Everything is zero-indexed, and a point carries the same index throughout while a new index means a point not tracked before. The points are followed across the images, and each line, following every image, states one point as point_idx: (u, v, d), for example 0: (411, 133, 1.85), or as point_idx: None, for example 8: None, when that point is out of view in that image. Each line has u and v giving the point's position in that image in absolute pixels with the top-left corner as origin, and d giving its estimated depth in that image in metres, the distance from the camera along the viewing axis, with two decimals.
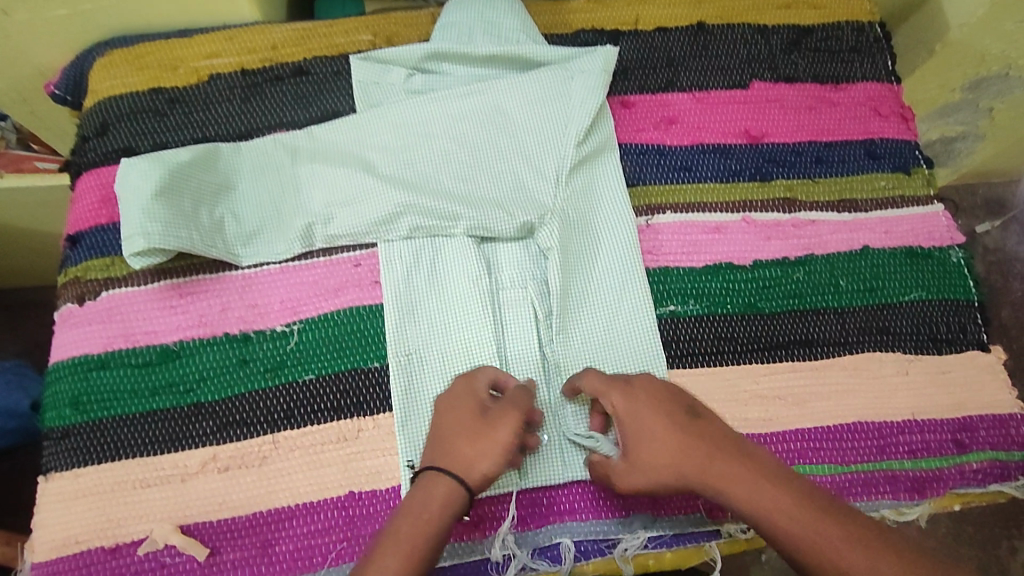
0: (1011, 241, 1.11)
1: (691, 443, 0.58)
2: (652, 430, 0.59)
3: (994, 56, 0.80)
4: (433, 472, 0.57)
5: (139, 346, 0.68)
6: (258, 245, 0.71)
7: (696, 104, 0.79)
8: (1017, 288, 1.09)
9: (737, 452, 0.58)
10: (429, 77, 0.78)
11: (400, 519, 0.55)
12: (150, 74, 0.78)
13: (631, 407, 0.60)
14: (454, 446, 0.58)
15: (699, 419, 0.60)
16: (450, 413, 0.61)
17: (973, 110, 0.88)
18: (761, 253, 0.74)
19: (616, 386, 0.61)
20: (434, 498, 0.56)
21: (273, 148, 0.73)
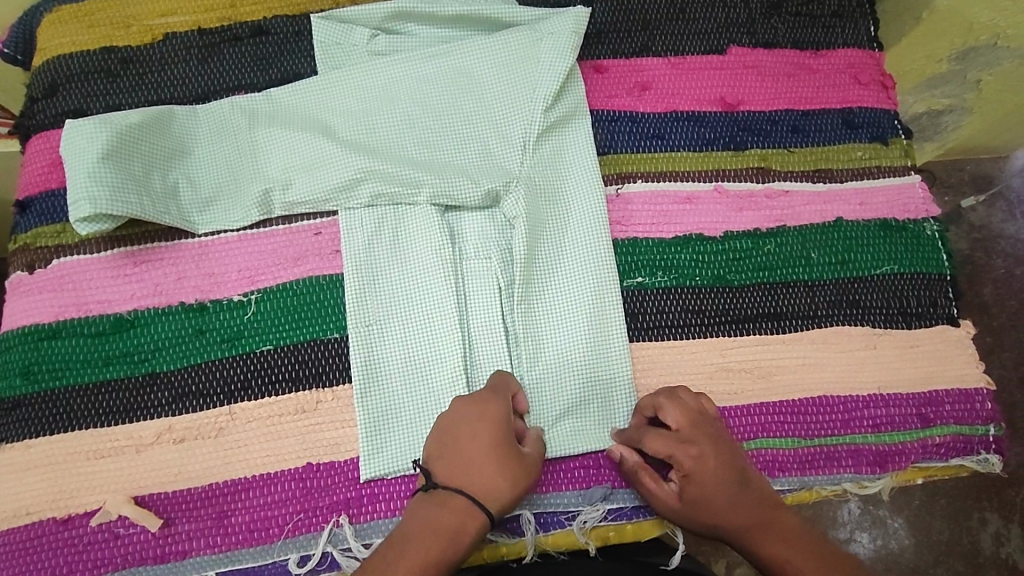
0: (996, 218, 1.10)
1: (747, 514, 0.58)
2: (716, 502, 0.58)
3: (982, 25, 0.77)
4: (463, 500, 0.55)
5: (91, 315, 0.66)
6: (214, 212, 0.68)
7: (671, 70, 0.77)
8: (999, 265, 1.08)
9: (784, 521, 0.58)
10: (394, 38, 0.75)
11: (415, 541, 0.53)
12: (102, 32, 0.74)
13: (698, 476, 0.58)
14: (491, 479, 0.56)
15: (756, 487, 0.59)
16: (488, 439, 0.57)
17: (961, 82, 0.85)
18: (732, 225, 0.72)
19: (684, 451, 0.58)
20: (457, 527, 0.54)
21: (230, 111, 0.71)
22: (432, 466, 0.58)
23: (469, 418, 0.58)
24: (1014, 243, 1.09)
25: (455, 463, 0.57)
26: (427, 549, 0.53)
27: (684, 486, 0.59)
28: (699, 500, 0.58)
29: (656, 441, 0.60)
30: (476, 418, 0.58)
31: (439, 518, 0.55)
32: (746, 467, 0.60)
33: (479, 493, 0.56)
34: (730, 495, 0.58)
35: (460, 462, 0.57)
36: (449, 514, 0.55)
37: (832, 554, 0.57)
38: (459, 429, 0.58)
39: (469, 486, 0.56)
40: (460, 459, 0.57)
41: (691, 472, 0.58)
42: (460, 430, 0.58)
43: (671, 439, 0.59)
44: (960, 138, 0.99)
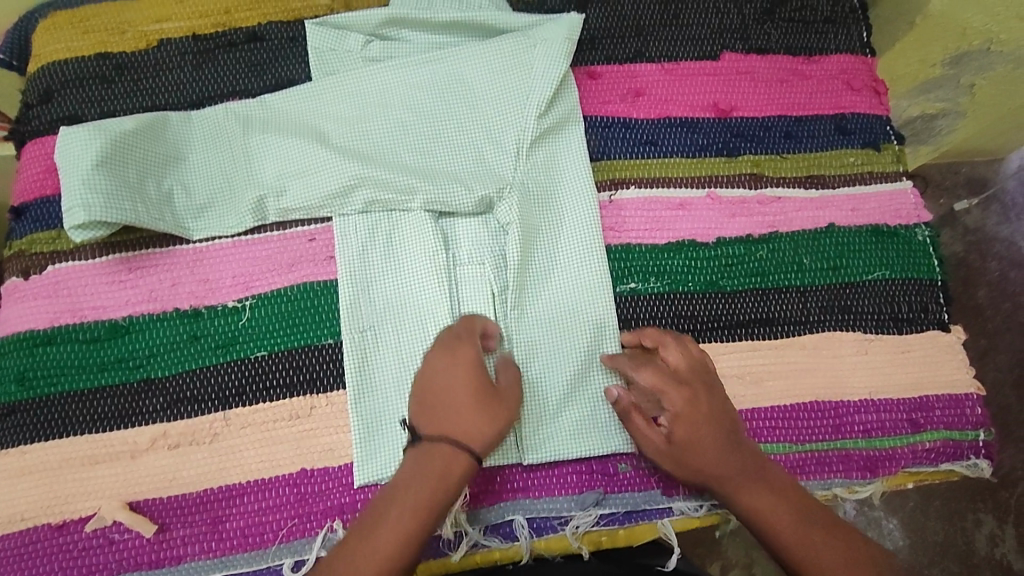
0: (991, 220, 1.11)
1: (735, 457, 0.60)
2: (708, 442, 0.60)
3: (976, 30, 0.77)
4: (446, 446, 0.57)
5: (86, 322, 0.66)
6: (209, 218, 0.69)
7: (665, 75, 0.77)
8: (994, 267, 1.09)
9: (766, 467, 0.61)
10: (388, 44, 0.75)
11: (406, 492, 0.56)
12: (96, 38, 0.75)
13: (692, 415, 0.61)
14: (472, 423, 0.58)
15: (742, 432, 0.62)
16: (463, 386, 0.59)
17: (955, 85, 0.86)
18: (725, 231, 0.73)
19: (680, 388, 0.61)
20: (445, 472, 0.57)
21: (224, 117, 0.71)
22: (416, 418, 0.60)
23: (444, 365, 0.60)
24: (1009, 246, 1.09)
25: (435, 413, 0.59)
26: (419, 496, 0.56)
27: (678, 425, 0.61)
28: (690, 442, 0.60)
29: (650, 377, 0.62)
30: (450, 367, 0.60)
31: (427, 467, 0.57)
32: (733, 411, 0.63)
33: (461, 436, 0.58)
34: (718, 435, 0.61)
35: (439, 411, 0.59)
36: (434, 462, 0.57)
37: (803, 497, 0.61)
38: (434, 378, 0.60)
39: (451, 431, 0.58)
40: (440, 407, 0.59)
41: (685, 411, 0.61)
42: (435, 379, 0.60)
43: (667, 376, 0.62)
44: (955, 142, 1.00)
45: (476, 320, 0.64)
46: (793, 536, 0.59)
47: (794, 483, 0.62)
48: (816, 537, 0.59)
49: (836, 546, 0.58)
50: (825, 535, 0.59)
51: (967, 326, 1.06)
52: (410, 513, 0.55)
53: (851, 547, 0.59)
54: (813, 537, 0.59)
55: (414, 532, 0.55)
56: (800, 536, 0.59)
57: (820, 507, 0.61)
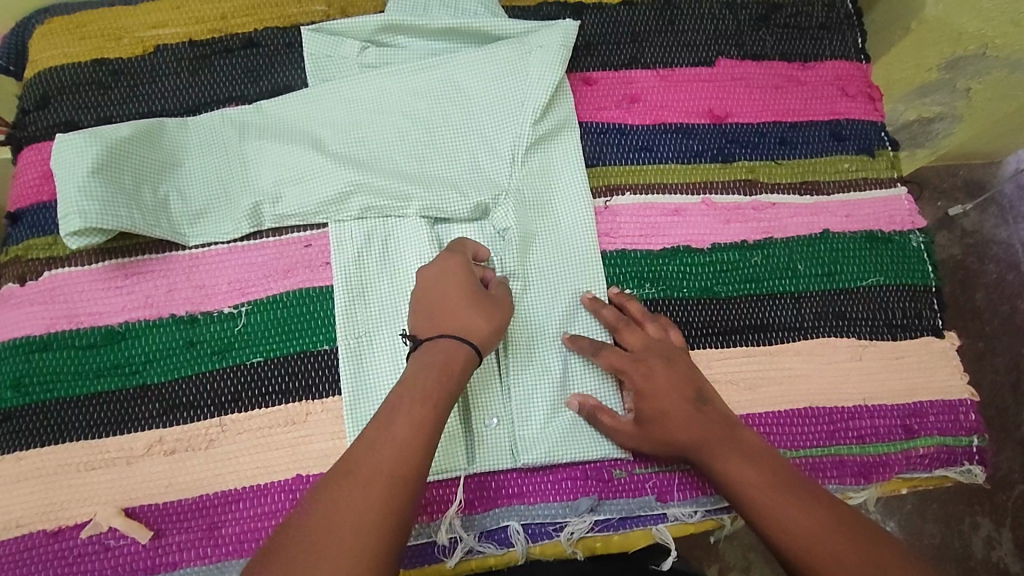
0: (988, 223, 1.11)
1: (698, 425, 0.61)
2: (669, 413, 0.62)
3: (971, 35, 0.78)
4: (447, 337, 0.57)
5: (83, 328, 0.66)
6: (205, 225, 0.69)
7: (660, 82, 0.77)
8: (991, 269, 1.09)
9: (735, 434, 0.61)
10: (385, 50, 0.75)
11: (397, 403, 0.53)
12: (94, 44, 0.75)
13: (650, 389, 0.63)
14: (470, 315, 0.59)
15: (709, 401, 0.63)
16: (456, 285, 0.60)
17: (951, 89, 0.86)
18: (719, 237, 0.73)
19: (637, 366, 0.64)
20: (450, 359, 0.56)
21: (220, 123, 0.71)
22: (415, 327, 0.60)
23: (434, 273, 0.61)
24: (1006, 249, 1.09)
25: (430, 315, 0.59)
26: (417, 396, 0.54)
27: (639, 401, 0.63)
28: (653, 416, 0.62)
29: (608, 359, 0.64)
30: (440, 273, 0.61)
31: (431, 358, 0.56)
32: (696, 380, 0.63)
33: (461, 328, 0.58)
34: (682, 406, 0.62)
35: (435, 312, 0.59)
36: (438, 350, 0.57)
37: (775, 464, 0.59)
38: (426, 284, 0.61)
39: (450, 326, 0.58)
40: (433, 310, 0.59)
41: (643, 387, 0.63)
42: (428, 285, 0.61)
43: (624, 356, 0.64)
44: (952, 145, 1.00)
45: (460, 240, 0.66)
46: (759, 500, 0.57)
47: (769, 451, 0.60)
48: (784, 500, 0.56)
49: (809, 508, 0.55)
50: (796, 499, 0.56)
51: (965, 328, 1.06)
52: (408, 414, 0.53)
53: (832, 507, 0.55)
54: (786, 503, 0.55)
55: (415, 438, 0.52)
56: (767, 500, 0.56)
57: (794, 474, 0.58)
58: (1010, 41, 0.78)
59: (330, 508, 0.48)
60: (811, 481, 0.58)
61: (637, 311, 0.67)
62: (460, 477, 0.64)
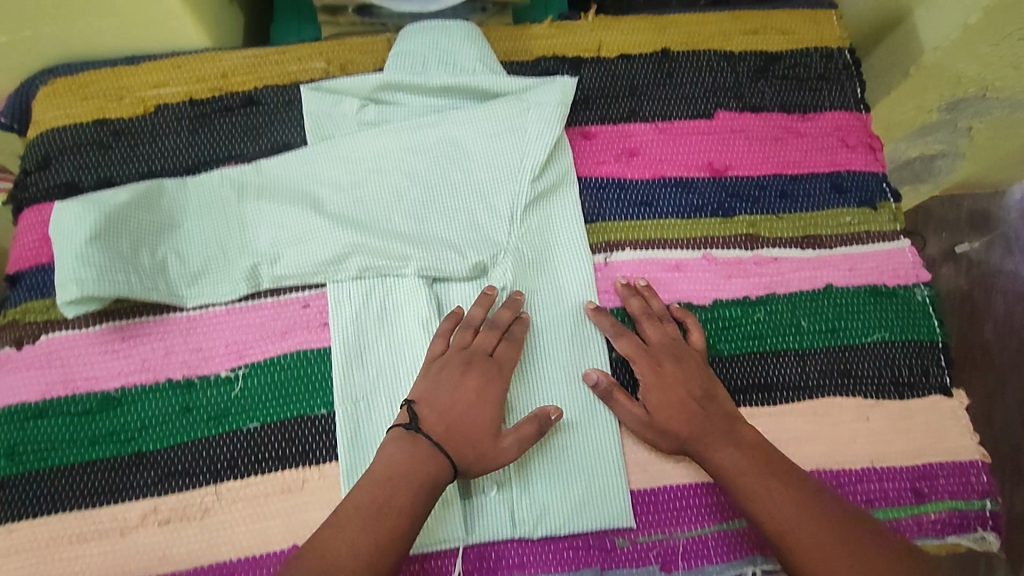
0: (995, 256, 1.14)
1: (701, 421, 0.63)
2: (674, 408, 0.64)
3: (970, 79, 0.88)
4: (444, 457, 0.59)
5: (79, 394, 0.65)
6: (204, 286, 0.69)
7: (659, 135, 0.78)
8: (999, 303, 1.12)
9: (734, 428, 0.63)
10: (383, 108, 0.75)
11: (384, 501, 0.57)
12: (95, 104, 0.76)
13: (658, 384, 0.65)
14: (470, 451, 0.61)
15: (714, 398, 0.65)
16: (481, 416, 0.62)
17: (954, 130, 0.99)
18: (720, 293, 0.72)
19: (649, 358, 0.66)
20: (431, 480, 0.59)
21: (220, 184, 0.72)
22: (420, 408, 0.62)
23: (472, 387, 0.63)
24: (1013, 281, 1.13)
25: (445, 425, 0.61)
26: (403, 510, 0.57)
27: (649, 395, 0.65)
28: (662, 409, 0.64)
29: (626, 346, 0.67)
30: (475, 395, 0.62)
31: (417, 472, 0.58)
32: (705, 381, 0.66)
33: (455, 456, 0.60)
34: (688, 405, 0.64)
35: (448, 422, 0.61)
36: (427, 463, 0.59)
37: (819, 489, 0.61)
38: (459, 390, 0.62)
39: (449, 446, 0.60)
40: (451, 427, 0.61)
41: (655, 383, 0.65)
42: (455, 392, 0.62)
43: (637, 347, 0.67)
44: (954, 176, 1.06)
45: (508, 346, 0.65)
46: (742, 482, 0.61)
47: (810, 478, 0.62)
48: (771, 487, 0.60)
49: (789, 492, 0.60)
50: (781, 483, 0.60)
51: (974, 363, 1.10)
52: (390, 524, 0.56)
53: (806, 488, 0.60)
54: (770, 490, 0.60)
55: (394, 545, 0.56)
56: (755, 487, 0.60)
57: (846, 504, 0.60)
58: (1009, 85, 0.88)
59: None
60: (864, 519, 0.59)
61: (659, 308, 0.69)
62: (459, 548, 0.63)
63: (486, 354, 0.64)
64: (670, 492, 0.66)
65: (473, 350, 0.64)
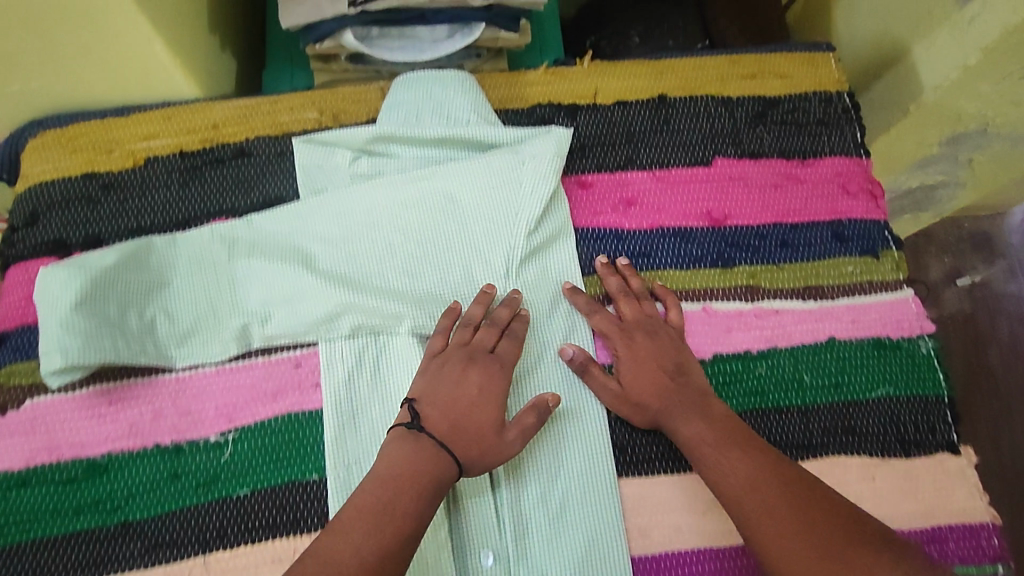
0: (998, 277, 1.23)
1: (676, 393, 0.65)
2: (646, 379, 0.65)
3: (970, 115, 0.87)
4: (448, 454, 0.59)
5: (63, 461, 0.64)
6: (194, 346, 0.68)
7: (656, 183, 0.77)
8: (1001, 326, 1.21)
9: (705, 403, 0.64)
10: (376, 160, 0.74)
11: (389, 500, 0.55)
12: (84, 157, 0.74)
13: (631, 355, 0.67)
14: (475, 448, 0.60)
15: (685, 372, 0.66)
16: (485, 415, 0.61)
17: (952, 162, 0.98)
18: (721, 347, 0.71)
19: (623, 334, 0.68)
20: (434, 479, 0.57)
21: (210, 240, 0.70)
22: (422, 407, 0.61)
23: (474, 383, 0.62)
24: (1015, 303, 1.22)
25: (450, 423, 0.60)
26: (407, 509, 0.55)
27: (624, 367, 0.66)
28: (635, 383, 0.65)
29: (601, 321, 0.68)
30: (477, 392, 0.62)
31: (421, 473, 0.57)
32: (677, 355, 0.67)
33: (458, 452, 0.59)
34: (661, 376, 0.66)
35: (451, 419, 0.60)
36: (431, 462, 0.58)
37: (808, 481, 0.59)
38: (461, 385, 0.62)
39: (452, 444, 0.59)
40: (455, 423, 0.60)
41: (635, 379, 0.66)
42: (458, 387, 0.62)
43: (612, 324, 0.68)
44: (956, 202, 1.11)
45: (509, 342, 0.66)
46: (701, 450, 0.62)
47: (800, 469, 0.60)
48: (732, 456, 0.60)
49: (750, 461, 0.60)
50: (742, 450, 0.61)
51: (980, 385, 1.17)
52: (394, 526, 0.54)
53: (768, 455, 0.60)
54: (731, 458, 0.60)
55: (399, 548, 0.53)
56: (717, 456, 0.61)
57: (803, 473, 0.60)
58: (1009, 120, 0.86)
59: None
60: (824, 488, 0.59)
61: (637, 287, 0.71)
62: None
63: (487, 350, 0.65)
64: (671, 558, 0.64)
65: (473, 347, 0.64)
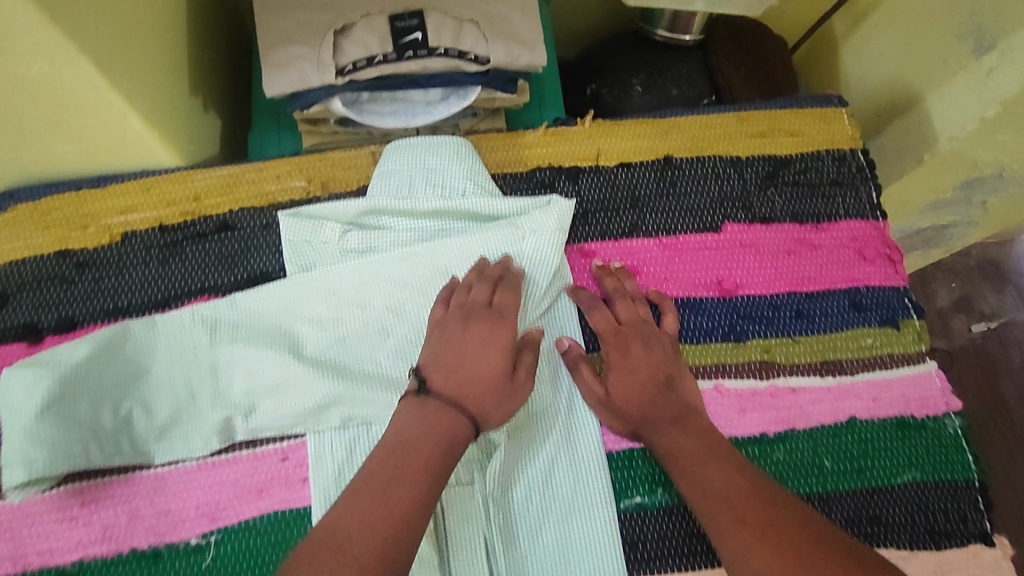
0: (1008, 305, 1.20)
1: (665, 403, 0.64)
2: (637, 383, 0.65)
3: (987, 163, 0.83)
4: (460, 413, 0.58)
5: (32, 571, 0.59)
6: (173, 440, 0.63)
7: (663, 251, 0.73)
8: (1015, 356, 1.17)
9: (687, 414, 0.63)
10: (367, 233, 0.69)
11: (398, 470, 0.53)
12: (58, 234, 0.70)
13: (624, 363, 0.66)
14: (489, 398, 0.59)
15: (676, 386, 0.65)
16: (489, 373, 0.60)
17: (967, 204, 0.95)
18: (735, 429, 0.67)
19: (618, 338, 0.67)
20: (451, 438, 0.56)
21: (191, 322, 0.66)
22: (427, 372, 0.60)
23: (478, 335, 0.61)
24: None
25: (455, 382, 0.59)
26: (416, 473, 0.53)
27: (613, 374, 0.66)
28: (622, 391, 0.65)
29: (599, 319, 0.68)
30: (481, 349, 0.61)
31: (434, 434, 0.56)
32: (670, 368, 0.66)
33: (472, 410, 0.58)
34: (651, 385, 0.65)
35: (457, 379, 0.59)
36: (444, 425, 0.56)
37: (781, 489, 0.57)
38: (463, 339, 0.61)
39: (464, 401, 0.58)
40: (461, 382, 0.59)
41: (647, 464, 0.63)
42: (461, 345, 0.61)
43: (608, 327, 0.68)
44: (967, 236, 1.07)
45: (505, 292, 0.64)
46: (679, 463, 0.61)
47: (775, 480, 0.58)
48: (707, 466, 0.59)
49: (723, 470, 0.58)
50: (716, 461, 0.59)
51: (993, 420, 1.13)
52: (408, 493, 0.52)
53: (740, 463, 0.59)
54: (704, 468, 0.59)
55: (409, 523, 0.51)
56: (691, 467, 0.60)
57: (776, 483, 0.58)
58: None
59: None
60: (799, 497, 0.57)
61: (633, 295, 0.70)
62: None
63: (484, 304, 0.63)
64: None
65: (471, 304, 0.63)
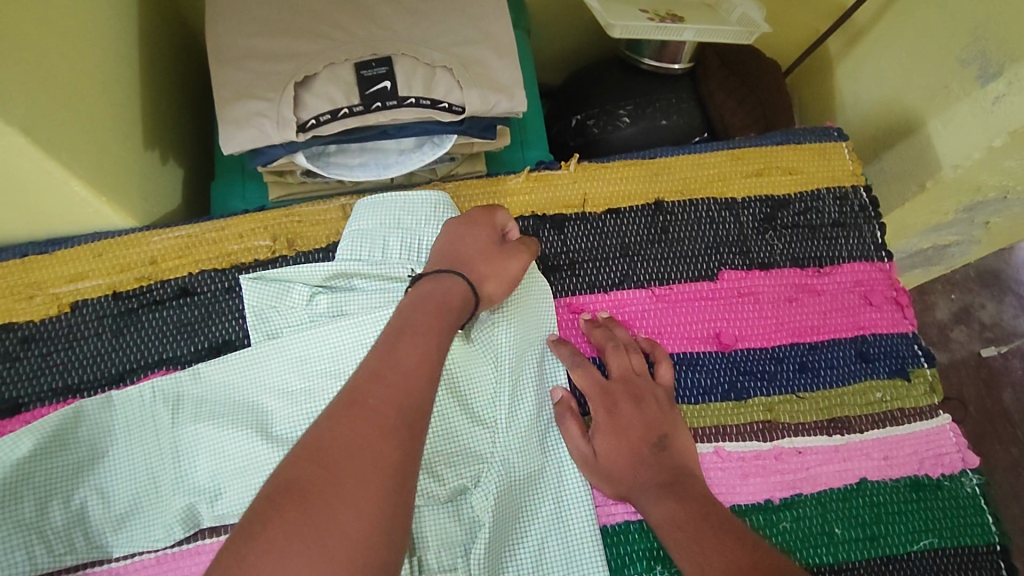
0: (1007, 314, 1.15)
1: (659, 467, 0.59)
2: (628, 450, 0.60)
3: (991, 186, 0.78)
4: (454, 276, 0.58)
5: None
6: (132, 531, 0.58)
7: (656, 303, 0.68)
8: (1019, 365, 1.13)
9: (681, 480, 0.58)
10: (337, 296, 0.65)
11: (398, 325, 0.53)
12: (2, 306, 0.64)
13: (616, 425, 0.61)
14: (481, 264, 0.60)
15: (669, 445, 0.60)
16: (473, 242, 0.61)
17: (970, 224, 0.91)
18: (738, 496, 0.62)
19: (607, 398, 0.62)
20: (448, 298, 0.56)
21: (151, 400, 0.61)
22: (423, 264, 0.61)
23: (463, 224, 0.63)
24: None
25: (448, 254, 0.60)
26: (421, 326, 0.52)
27: (601, 437, 0.60)
28: (613, 458, 0.60)
29: (584, 378, 0.62)
30: (465, 231, 0.62)
31: (430, 294, 0.56)
32: (665, 428, 0.61)
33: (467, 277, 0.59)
34: (645, 453, 0.60)
35: (444, 255, 0.60)
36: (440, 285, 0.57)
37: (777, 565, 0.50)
38: (453, 226, 0.63)
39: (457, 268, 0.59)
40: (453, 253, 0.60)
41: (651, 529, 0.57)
42: (447, 234, 0.62)
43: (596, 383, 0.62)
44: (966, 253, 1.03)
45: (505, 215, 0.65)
46: (676, 537, 0.55)
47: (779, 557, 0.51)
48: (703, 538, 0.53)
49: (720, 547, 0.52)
50: (713, 535, 0.53)
51: (997, 432, 1.09)
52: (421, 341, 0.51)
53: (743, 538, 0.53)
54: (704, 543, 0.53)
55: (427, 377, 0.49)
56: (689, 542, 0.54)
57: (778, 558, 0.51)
58: None
59: (345, 442, 0.43)
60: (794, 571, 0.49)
61: (625, 348, 0.64)
62: None
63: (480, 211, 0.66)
64: None
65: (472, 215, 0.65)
